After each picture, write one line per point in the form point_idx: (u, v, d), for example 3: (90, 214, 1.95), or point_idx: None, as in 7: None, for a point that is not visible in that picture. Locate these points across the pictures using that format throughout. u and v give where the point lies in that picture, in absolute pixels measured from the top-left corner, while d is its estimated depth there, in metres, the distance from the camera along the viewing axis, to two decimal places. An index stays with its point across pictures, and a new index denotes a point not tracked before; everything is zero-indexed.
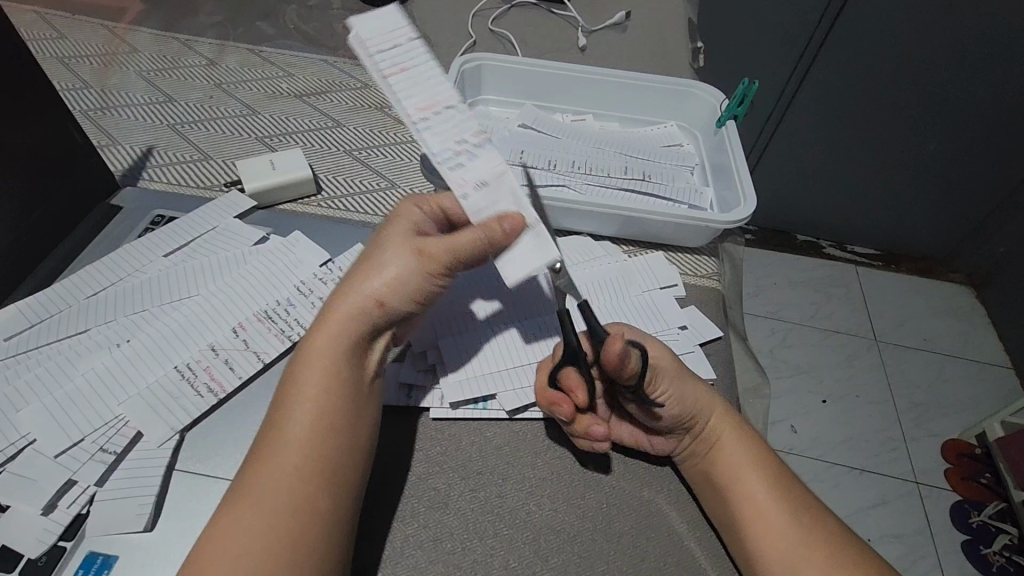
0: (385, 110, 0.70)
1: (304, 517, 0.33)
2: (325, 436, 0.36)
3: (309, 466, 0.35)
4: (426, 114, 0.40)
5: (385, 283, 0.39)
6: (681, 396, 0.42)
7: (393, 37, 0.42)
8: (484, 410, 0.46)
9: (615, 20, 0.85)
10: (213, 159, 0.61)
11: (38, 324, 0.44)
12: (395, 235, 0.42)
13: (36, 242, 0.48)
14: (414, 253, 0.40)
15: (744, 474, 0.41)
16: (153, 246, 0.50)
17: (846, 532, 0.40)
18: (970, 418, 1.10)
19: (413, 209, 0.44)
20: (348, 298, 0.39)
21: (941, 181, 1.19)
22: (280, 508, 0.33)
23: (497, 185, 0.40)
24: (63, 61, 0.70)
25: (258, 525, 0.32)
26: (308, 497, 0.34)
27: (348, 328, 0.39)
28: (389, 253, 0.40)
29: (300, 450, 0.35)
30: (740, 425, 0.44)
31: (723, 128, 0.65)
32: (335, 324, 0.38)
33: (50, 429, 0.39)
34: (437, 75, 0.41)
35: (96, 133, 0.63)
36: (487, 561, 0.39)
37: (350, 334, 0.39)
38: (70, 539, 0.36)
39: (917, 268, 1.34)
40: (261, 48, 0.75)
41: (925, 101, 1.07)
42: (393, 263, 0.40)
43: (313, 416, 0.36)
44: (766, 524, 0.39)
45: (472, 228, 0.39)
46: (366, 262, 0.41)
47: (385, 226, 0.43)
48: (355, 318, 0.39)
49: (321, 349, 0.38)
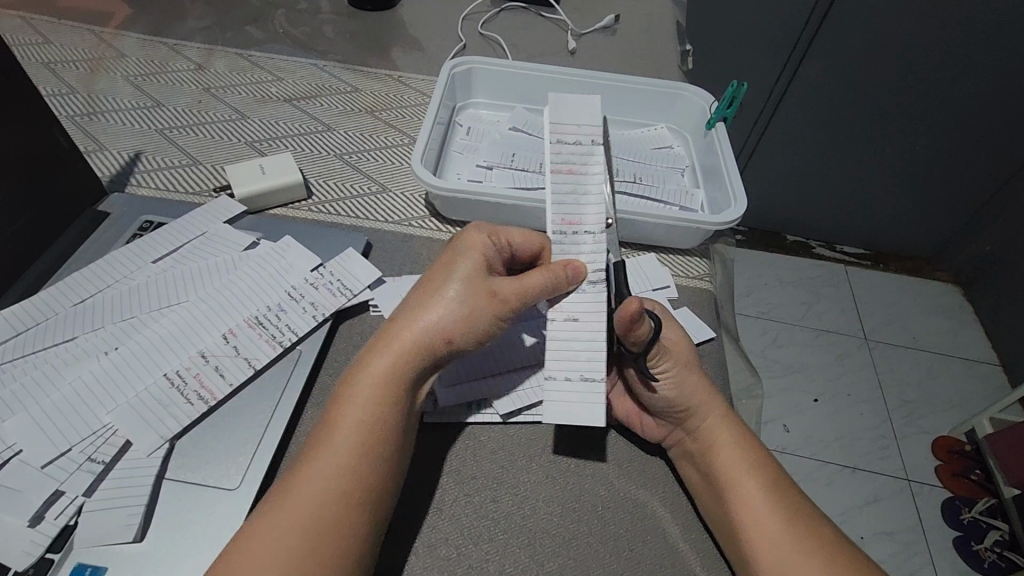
0: (376, 113, 0.70)
1: (334, 540, 0.33)
2: (363, 455, 0.36)
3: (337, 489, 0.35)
4: (565, 226, 0.44)
5: (451, 320, 0.39)
6: (681, 386, 0.44)
7: (581, 136, 0.46)
8: (477, 414, 0.46)
9: (605, 24, 0.86)
10: (202, 165, 0.61)
11: (26, 332, 0.43)
12: (469, 270, 0.41)
13: (22, 250, 0.48)
14: (484, 297, 0.40)
15: (743, 482, 0.41)
16: (142, 251, 0.50)
17: (842, 539, 0.40)
18: (959, 416, 1.11)
19: (480, 239, 0.43)
20: (425, 329, 0.39)
21: (928, 181, 1.21)
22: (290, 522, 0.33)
23: (587, 329, 0.42)
24: (50, 66, 0.70)
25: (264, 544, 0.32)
26: (327, 515, 0.34)
27: (406, 357, 0.39)
28: (466, 293, 0.40)
29: (328, 474, 0.35)
30: (735, 430, 0.44)
31: (712, 130, 0.65)
32: (392, 348, 0.39)
33: (35, 440, 0.38)
34: (597, 198, 0.45)
35: (82, 138, 0.62)
36: (483, 566, 0.39)
37: (396, 362, 0.38)
38: (58, 551, 0.36)
39: (905, 267, 1.36)
40: (250, 52, 0.75)
41: (911, 102, 1.08)
42: (472, 307, 0.40)
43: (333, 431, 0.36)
44: (765, 532, 0.39)
45: (544, 269, 0.41)
46: (431, 285, 0.41)
47: (458, 254, 0.42)
48: (421, 343, 0.39)
49: (372, 373, 0.38)
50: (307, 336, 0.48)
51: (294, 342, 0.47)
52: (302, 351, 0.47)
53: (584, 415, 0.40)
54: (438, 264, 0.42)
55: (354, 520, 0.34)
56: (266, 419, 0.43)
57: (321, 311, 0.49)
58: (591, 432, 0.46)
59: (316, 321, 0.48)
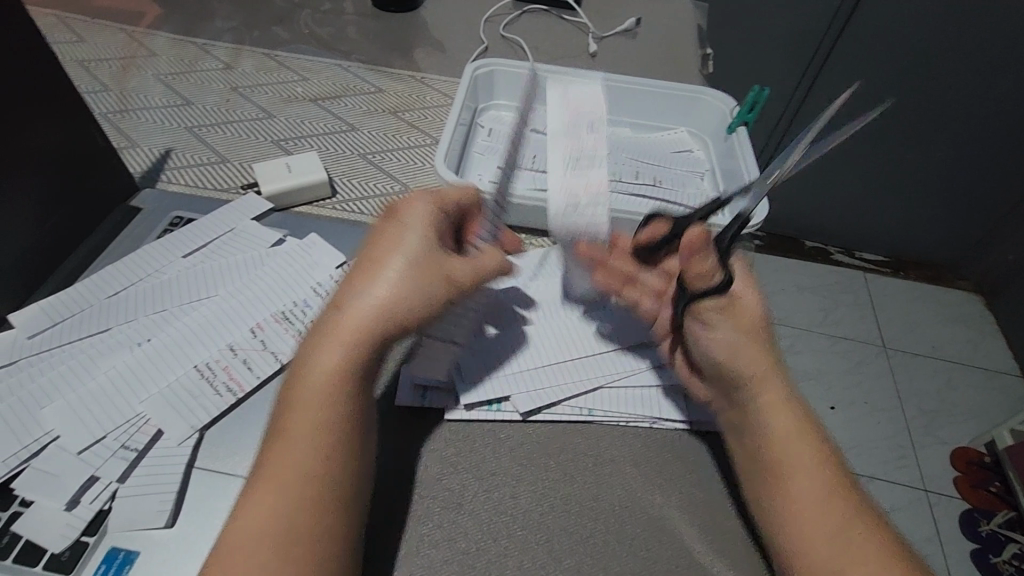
0: (399, 114, 0.71)
1: (319, 527, 0.35)
2: (330, 441, 0.37)
3: (308, 484, 0.36)
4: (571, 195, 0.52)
5: (398, 306, 0.40)
6: (732, 346, 0.44)
7: (592, 110, 0.55)
8: (497, 411, 0.46)
9: (626, 27, 0.86)
10: (230, 162, 0.62)
11: (62, 322, 0.45)
12: (418, 253, 0.41)
13: (58, 243, 0.49)
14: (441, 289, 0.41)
15: (798, 478, 0.41)
16: (173, 246, 0.51)
17: (906, 559, 0.38)
18: (978, 427, 1.09)
19: (434, 217, 0.43)
20: (369, 314, 0.39)
21: (950, 189, 1.19)
22: (284, 513, 0.35)
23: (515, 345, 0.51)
24: (84, 64, 0.71)
25: (262, 531, 0.34)
26: (321, 504, 0.35)
27: (356, 343, 0.39)
28: (419, 277, 0.41)
29: (304, 460, 0.36)
30: (802, 431, 0.43)
31: (733, 134, 0.65)
32: (339, 337, 0.39)
33: (72, 426, 0.40)
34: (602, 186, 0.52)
35: (115, 135, 0.64)
36: (502, 562, 0.39)
37: (350, 349, 0.39)
38: (93, 534, 0.37)
39: (925, 274, 1.34)
40: (277, 52, 0.77)
41: (936, 107, 1.07)
42: (429, 287, 0.41)
43: (308, 422, 0.37)
44: (808, 536, 0.39)
45: (494, 255, 0.47)
46: (373, 265, 0.41)
47: (410, 234, 0.42)
48: (364, 327, 0.39)
49: (330, 364, 0.38)
50: None
51: None
52: None
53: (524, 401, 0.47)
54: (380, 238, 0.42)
55: (333, 506, 0.36)
56: None
57: None
58: (609, 431, 0.47)
59: None
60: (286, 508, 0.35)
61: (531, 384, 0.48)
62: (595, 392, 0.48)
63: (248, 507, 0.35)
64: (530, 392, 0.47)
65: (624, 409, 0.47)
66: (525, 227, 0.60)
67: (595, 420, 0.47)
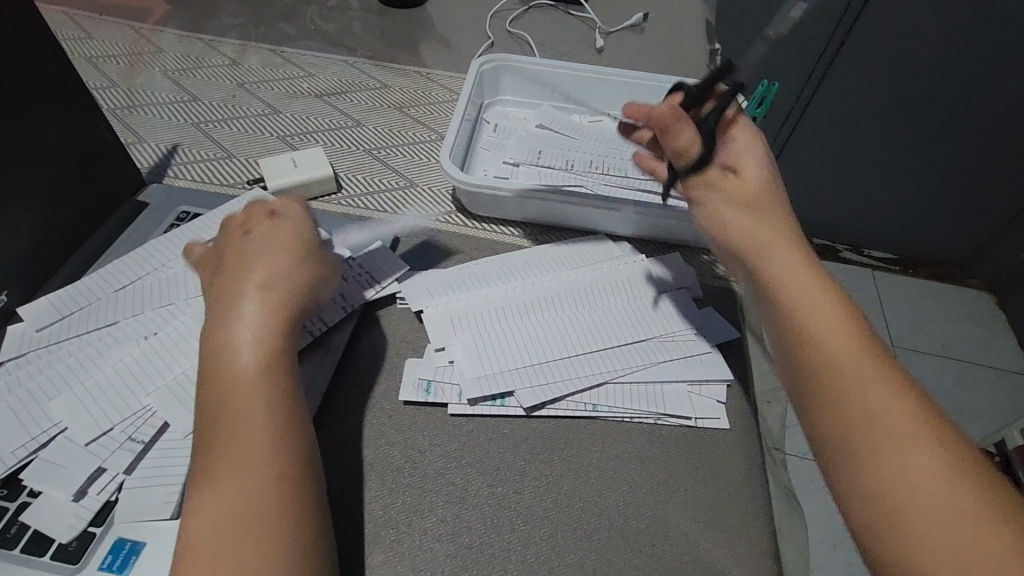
0: (404, 110, 0.71)
1: (291, 511, 0.33)
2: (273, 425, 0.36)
3: (268, 473, 0.34)
4: None
5: (268, 296, 0.40)
6: (746, 225, 0.43)
7: None
8: (501, 407, 0.46)
9: (633, 22, 0.86)
10: (236, 158, 0.62)
11: (71, 315, 0.45)
12: (283, 248, 0.42)
13: (66, 237, 0.50)
14: (289, 267, 0.41)
15: (894, 441, 0.32)
16: (180, 241, 0.51)
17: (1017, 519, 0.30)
18: (988, 426, 1.08)
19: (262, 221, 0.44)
20: (258, 308, 0.39)
21: (960, 186, 1.18)
22: (247, 504, 0.33)
23: (501, 344, 0.49)
24: (92, 60, 0.72)
25: (224, 524, 0.32)
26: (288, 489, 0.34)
27: (256, 337, 0.38)
28: (295, 268, 0.41)
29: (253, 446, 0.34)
30: (871, 354, 0.35)
31: None
32: (239, 337, 0.38)
33: (79, 418, 0.40)
34: None
35: (122, 130, 0.64)
36: (506, 557, 0.39)
37: (254, 344, 0.38)
38: (100, 525, 0.37)
39: (935, 273, 1.33)
40: (283, 48, 0.77)
41: (948, 103, 1.05)
42: (297, 276, 0.41)
43: (243, 417, 0.35)
44: (928, 502, 0.29)
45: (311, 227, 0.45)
46: (235, 274, 0.41)
47: (255, 241, 0.42)
48: (258, 323, 0.39)
49: (243, 363, 0.37)
50: (338, 326, 0.49)
51: (326, 331, 0.48)
52: (333, 341, 0.48)
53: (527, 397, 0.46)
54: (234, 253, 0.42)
55: (297, 485, 0.34)
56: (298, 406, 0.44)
57: (349, 303, 0.50)
58: (614, 427, 0.46)
59: (345, 311, 0.50)
60: (247, 499, 0.33)
61: (534, 381, 0.47)
62: (600, 388, 0.48)
63: (203, 513, 0.32)
64: (536, 388, 0.47)
65: (629, 405, 0.47)
66: (530, 223, 0.60)
67: (600, 416, 0.47)
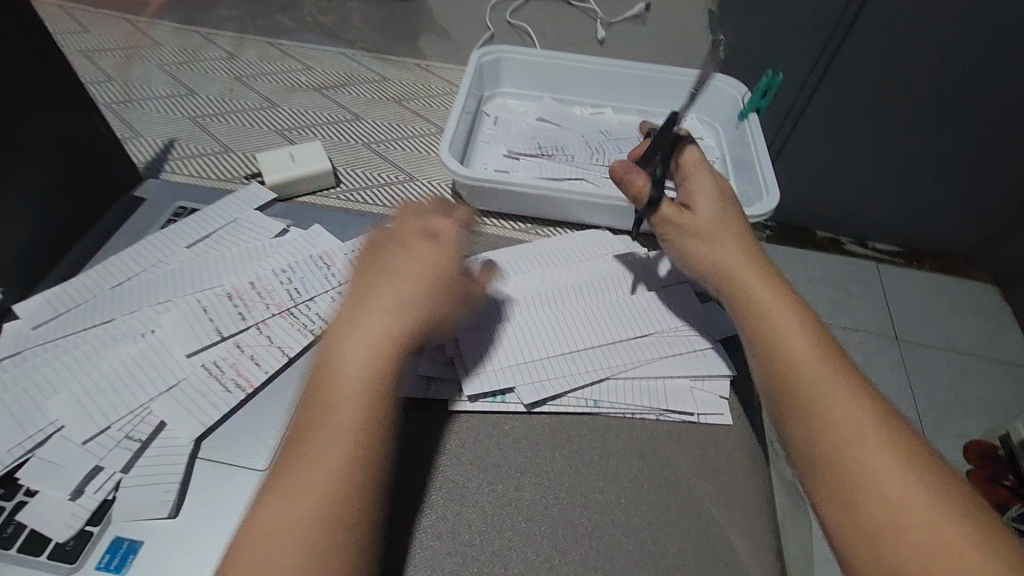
0: (403, 103, 0.70)
1: (342, 528, 0.33)
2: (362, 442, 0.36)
3: (337, 484, 0.34)
4: None
5: (398, 317, 0.40)
6: (723, 258, 0.45)
7: None
8: (501, 403, 0.46)
9: (635, 12, 0.85)
10: (233, 152, 0.61)
11: (67, 313, 0.45)
12: (424, 275, 0.42)
13: (62, 234, 0.49)
14: (423, 295, 0.41)
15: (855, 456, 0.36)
16: (176, 237, 0.51)
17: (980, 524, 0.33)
18: (992, 420, 1.08)
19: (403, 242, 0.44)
20: (386, 327, 0.39)
21: (966, 179, 1.17)
22: (309, 512, 0.33)
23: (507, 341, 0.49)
24: (87, 54, 0.71)
25: (288, 528, 0.33)
26: (343, 509, 0.34)
27: (368, 355, 0.38)
28: (433, 290, 0.42)
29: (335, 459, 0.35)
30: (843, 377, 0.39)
31: (745, 121, 0.64)
32: (360, 350, 0.38)
33: (76, 417, 0.40)
34: None
35: (119, 125, 0.63)
36: (506, 554, 0.39)
37: (367, 363, 0.38)
38: (97, 524, 0.37)
39: (939, 265, 1.32)
40: (280, 41, 0.76)
41: (951, 97, 1.04)
42: (430, 302, 0.41)
43: (334, 426, 0.36)
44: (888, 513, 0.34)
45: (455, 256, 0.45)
46: (369, 289, 0.41)
47: (395, 260, 0.43)
48: (385, 342, 0.39)
49: (351, 377, 0.37)
50: None
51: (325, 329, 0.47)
52: None
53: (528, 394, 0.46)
54: (372, 268, 0.43)
55: (355, 502, 0.34)
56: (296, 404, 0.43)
57: None
58: (615, 423, 0.46)
59: None
60: (311, 506, 0.33)
61: (535, 378, 0.47)
62: (602, 384, 0.47)
63: (272, 506, 0.34)
64: (535, 385, 0.46)
65: (630, 400, 0.47)
66: (530, 216, 0.60)
67: (601, 412, 0.46)
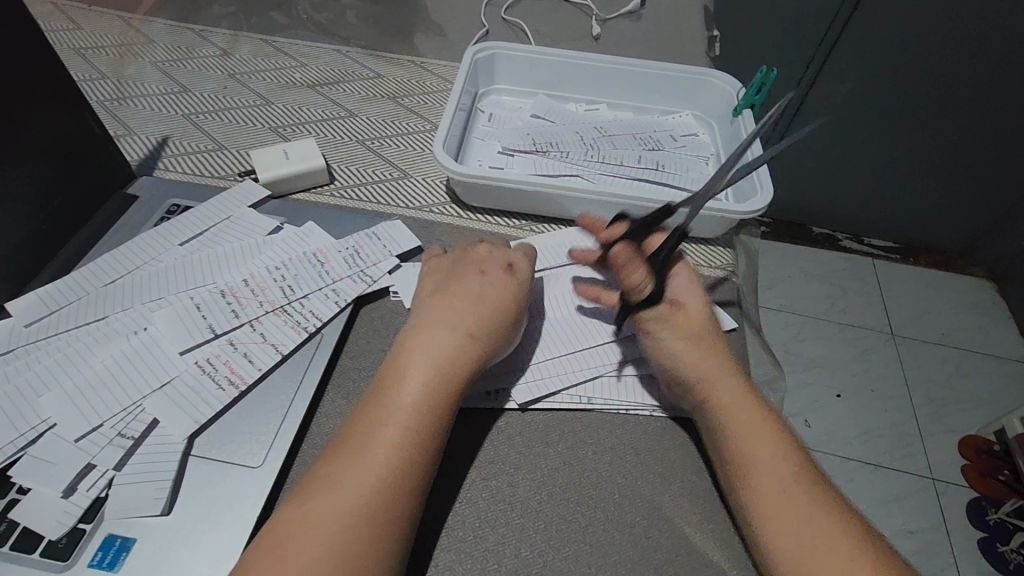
0: (398, 100, 0.70)
1: (380, 531, 0.34)
2: (417, 448, 0.37)
3: (379, 486, 0.35)
4: None
5: (461, 340, 0.41)
6: (692, 354, 0.44)
7: None
8: (495, 400, 0.46)
9: (630, 9, 0.84)
10: (227, 150, 0.61)
11: (60, 310, 0.45)
12: (493, 305, 0.44)
13: (54, 231, 0.49)
14: (485, 325, 0.43)
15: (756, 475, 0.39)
16: (169, 235, 0.51)
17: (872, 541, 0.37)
18: (987, 415, 1.08)
19: (476, 272, 0.46)
20: (454, 348, 0.41)
21: (961, 176, 1.17)
22: (351, 509, 0.34)
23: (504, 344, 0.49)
24: (80, 51, 0.71)
25: (333, 522, 0.33)
26: (385, 511, 0.34)
27: (429, 376, 0.39)
28: (499, 324, 0.43)
29: (385, 461, 0.36)
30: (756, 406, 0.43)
31: (739, 118, 0.64)
32: (425, 370, 0.40)
33: (68, 415, 0.39)
34: None
35: (112, 123, 0.63)
36: (500, 550, 0.39)
37: (431, 383, 0.39)
38: (90, 521, 0.37)
39: (935, 261, 1.32)
40: (274, 38, 0.76)
41: (946, 94, 1.04)
42: (493, 332, 0.43)
43: (390, 431, 0.37)
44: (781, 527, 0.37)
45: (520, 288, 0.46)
46: (439, 314, 0.43)
47: (465, 290, 0.45)
48: (447, 365, 0.40)
49: (412, 391, 0.39)
50: (331, 320, 0.48)
51: (318, 326, 0.47)
52: (325, 335, 0.47)
53: (524, 393, 0.46)
54: (443, 294, 0.45)
55: (398, 505, 0.35)
56: (289, 401, 0.43)
57: (343, 297, 0.49)
58: (609, 420, 0.46)
59: (338, 306, 0.48)
60: (352, 505, 0.34)
61: (534, 378, 0.47)
62: (595, 381, 0.48)
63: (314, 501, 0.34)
64: (535, 385, 0.47)
65: (624, 397, 0.47)
66: (525, 213, 0.60)
67: (594, 409, 0.46)
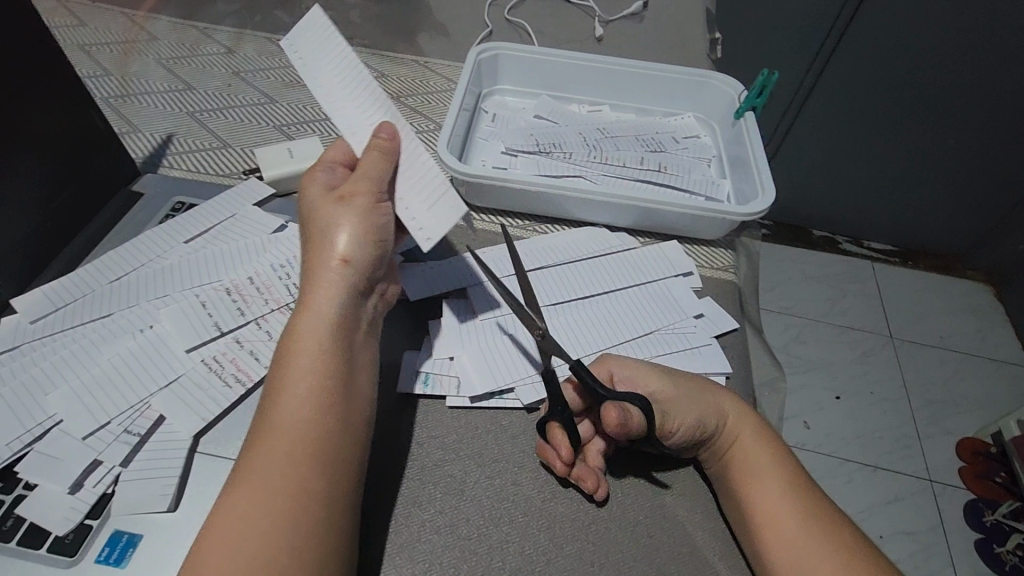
0: (402, 99, 0.70)
1: (295, 517, 0.31)
2: (329, 413, 0.34)
3: (294, 469, 0.32)
4: None
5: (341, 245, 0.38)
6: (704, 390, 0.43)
7: None
8: (501, 401, 0.46)
9: (633, 10, 0.85)
10: (231, 148, 0.61)
11: (66, 307, 0.45)
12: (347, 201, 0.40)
13: (59, 228, 0.49)
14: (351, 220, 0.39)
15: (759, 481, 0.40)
16: (175, 232, 0.51)
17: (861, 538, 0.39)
18: (985, 418, 1.09)
19: (317, 173, 0.43)
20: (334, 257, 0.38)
21: (959, 180, 1.17)
22: (268, 498, 0.31)
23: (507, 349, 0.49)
24: (84, 48, 0.71)
25: (247, 516, 0.30)
26: (301, 495, 0.31)
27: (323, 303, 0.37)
28: (358, 211, 0.40)
29: (303, 423, 0.33)
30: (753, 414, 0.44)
31: (741, 120, 0.64)
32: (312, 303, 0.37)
33: (74, 411, 0.40)
34: None
35: (116, 120, 0.63)
36: (505, 547, 0.39)
37: (324, 316, 0.37)
38: (96, 517, 0.37)
39: (934, 265, 1.32)
40: (279, 36, 0.76)
41: (943, 100, 1.05)
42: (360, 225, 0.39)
43: (297, 397, 0.34)
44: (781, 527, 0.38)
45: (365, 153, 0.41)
46: (312, 239, 0.40)
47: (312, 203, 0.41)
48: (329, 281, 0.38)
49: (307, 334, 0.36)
50: None
51: None
52: None
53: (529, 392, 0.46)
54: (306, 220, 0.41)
55: (317, 486, 0.32)
56: None
57: None
58: None
59: None
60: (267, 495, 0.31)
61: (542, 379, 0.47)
62: None
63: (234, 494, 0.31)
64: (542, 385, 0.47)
65: None
66: (529, 212, 0.60)
67: None
